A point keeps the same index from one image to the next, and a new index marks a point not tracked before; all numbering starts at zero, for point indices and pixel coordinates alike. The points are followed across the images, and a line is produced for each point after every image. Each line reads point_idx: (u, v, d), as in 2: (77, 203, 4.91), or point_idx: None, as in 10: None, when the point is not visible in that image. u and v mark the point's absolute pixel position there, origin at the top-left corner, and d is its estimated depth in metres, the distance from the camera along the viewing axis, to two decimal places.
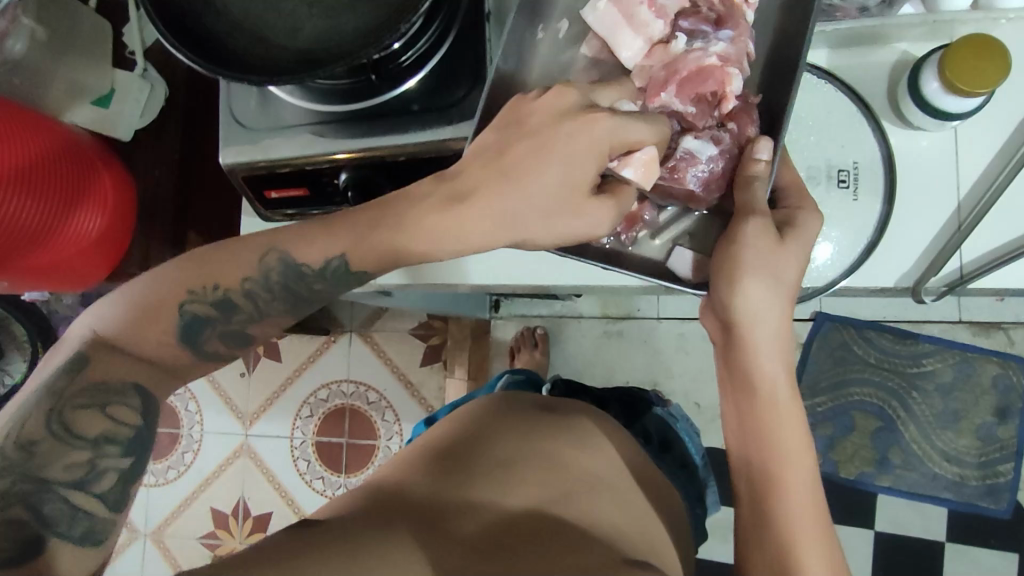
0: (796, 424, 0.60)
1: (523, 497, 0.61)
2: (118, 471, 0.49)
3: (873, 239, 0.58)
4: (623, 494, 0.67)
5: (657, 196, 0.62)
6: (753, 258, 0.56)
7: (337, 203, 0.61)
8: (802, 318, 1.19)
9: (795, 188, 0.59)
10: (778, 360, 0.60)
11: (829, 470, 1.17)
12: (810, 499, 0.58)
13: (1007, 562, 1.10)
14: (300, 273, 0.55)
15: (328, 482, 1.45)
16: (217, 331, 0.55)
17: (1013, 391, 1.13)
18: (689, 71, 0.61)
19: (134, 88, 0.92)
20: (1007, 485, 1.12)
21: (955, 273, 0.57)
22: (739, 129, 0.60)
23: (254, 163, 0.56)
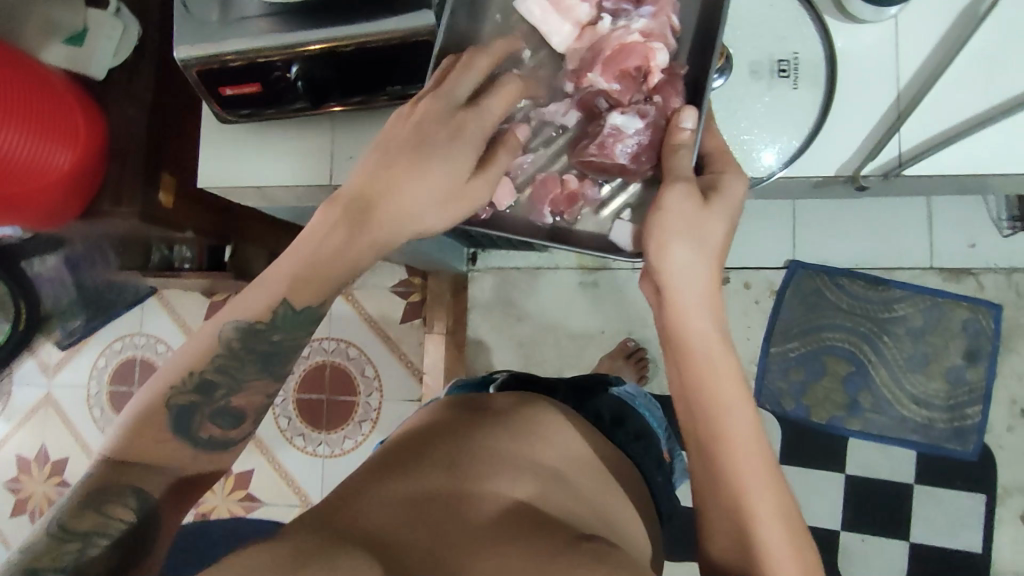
0: (732, 374, 0.64)
1: (486, 497, 0.65)
2: (106, 559, 0.54)
3: (813, 129, 0.62)
4: (574, 484, 0.72)
5: (594, 172, 0.65)
6: (680, 220, 0.60)
7: (292, 103, 0.62)
8: (776, 266, 1.21)
9: (719, 153, 0.63)
10: (707, 319, 0.64)
11: (800, 415, 1.18)
12: (754, 446, 0.63)
13: (975, 502, 1.12)
14: (253, 329, 0.61)
15: (309, 438, 1.45)
16: (204, 413, 0.60)
17: (981, 334, 1.14)
18: (612, 50, 0.64)
19: (107, 26, 0.93)
20: (975, 427, 1.13)
21: (893, 159, 0.62)
22: (664, 102, 0.63)
23: (207, 56, 0.57)
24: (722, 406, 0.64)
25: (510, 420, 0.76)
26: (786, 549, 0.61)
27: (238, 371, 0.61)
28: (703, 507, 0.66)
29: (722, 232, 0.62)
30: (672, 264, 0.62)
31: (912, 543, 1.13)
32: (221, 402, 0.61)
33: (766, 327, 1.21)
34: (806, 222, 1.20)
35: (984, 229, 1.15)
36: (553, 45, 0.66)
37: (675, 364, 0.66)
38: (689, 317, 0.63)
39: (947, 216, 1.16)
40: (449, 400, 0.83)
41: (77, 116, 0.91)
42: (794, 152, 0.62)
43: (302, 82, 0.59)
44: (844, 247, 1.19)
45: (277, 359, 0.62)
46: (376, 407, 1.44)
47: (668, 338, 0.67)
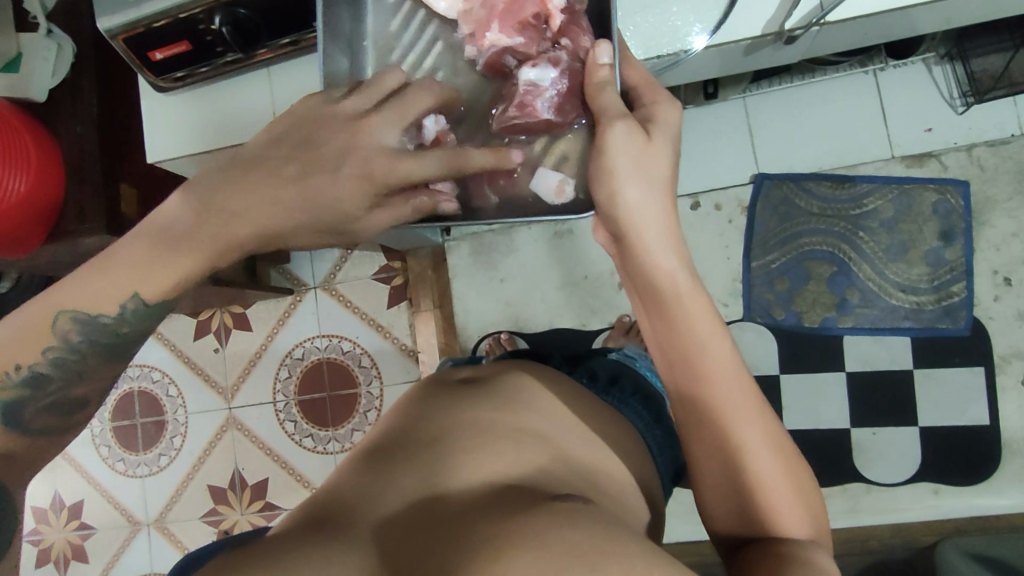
0: (701, 306, 0.64)
1: (466, 465, 0.63)
2: None
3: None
4: (566, 443, 0.71)
5: (522, 132, 0.65)
6: (627, 158, 0.60)
7: (222, 55, 0.65)
8: (742, 182, 1.22)
9: (642, 84, 0.64)
10: (670, 255, 0.64)
11: (792, 323, 1.19)
12: (734, 374, 0.64)
13: (975, 376, 1.14)
14: (99, 324, 0.58)
15: (318, 437, 1.46)
16: (40, 406, 0.58)
17: (953, 213, 1.16)
18: (505, 4, 0.64)
19: (42, 48, 0.94)
20: (963, 303, 1.15)
21: (815, 8, 0.61)
22: (573, 44, 0.64)
23: (131, 23, 0.61)
24: (702, 344, 0.63)
25: (496, 394, 0.75)
26: (779, 474, 0.61)
27: (78, 363, 0.59)
28: (691, 447, 0.65)
29: (668, 160, 0.62)
30: (626, 205, 0.62)
31: (922, 428, 1.15)
32: (61, 393, 0.59)
33: (743, 243, 1.21)
34: (765, 135, 1.21)
35: (938, 110, 1.17)
36: (442, 12, 0.67)
37: (650, 304, 0.66)
38: (656, 259, 0.63)
39: (900, 101, 1.18)
40: (430, 382, 0.83)
41: (24, 139, 0.91)
42: (719, 20, 0.62)
43: (225, 30, 0.61)
44: (803, 152, 1.20)
45: (118, 349, 0.61)
46: (378, 394, 1.44)
47: (636, 281, 0.66)
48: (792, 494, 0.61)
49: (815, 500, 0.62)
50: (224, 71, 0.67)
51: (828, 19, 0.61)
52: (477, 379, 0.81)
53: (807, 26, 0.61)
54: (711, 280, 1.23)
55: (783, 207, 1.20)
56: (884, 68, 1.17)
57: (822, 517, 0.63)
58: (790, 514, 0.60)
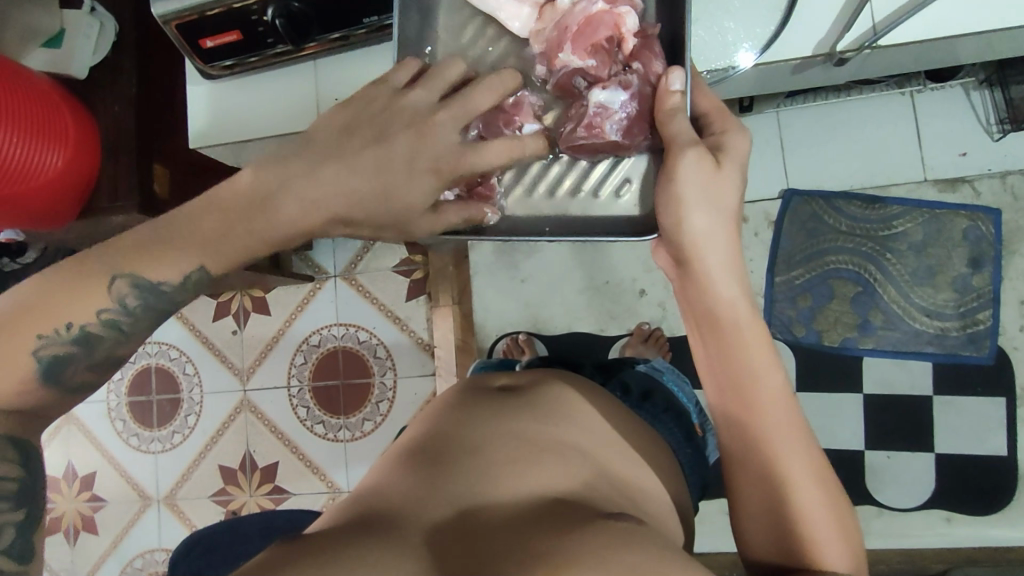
0: (760, 339, 0.65)
1: (510, 477, 0.64)
2: (15, 524, 0.53)
3: (786, 12, 0.61)
4: (605, 460, 0.71)
5: (587, 153, 0.64)
6: (695, 186, 0.60)
7: (272, 46, 0.65)
8: (771, 197, 1.21)
9: (713, 112, 0.65)
10: (733, 284, 0.64)
11: (813, 341, 1.18)
12: (785, 407, 0.64)
13: (995, 406, 1.13)
14: (159, 292, 0.59)
15: (329, 425, 1.47)
16: (82, 364, 0.58)
17: (984, 240, 1.14)
18: (579, 24, 0.62)
19: (84, 24, 0.95)
20: (988, 331, 1.14)
21: (867, 31, 0.60)
22: (645, 68, 0.62)
23: (184, 10, 0.60)
24: (755, 373, 0.64)
25: (534, 405, 0.76)
26: (820, 506, 0.61)
27: (129, 327, 0.59)
28: (734, 474, 0.65)
29: (735, 193, 0.63)
30: (692, 232, 0.62)
31: (937, 454, 1.14)
32: (103, 354, 0.60)
33: (768, 259, 1.21)
34: (796, 151, 1.20)
35: (974, 135, 1.15)
36: (515, 30, 0.65)
37: (704, 327, 0.66)
38: (714, 284, 0.64)
39: (937, 124, 1.16)
40: (465, 387, 0.84)
41: (65, 115, 0.92)
42: (771, 38, 0.61)
43: (279, 22, 0.62)
44: (835, 170, 1.19)
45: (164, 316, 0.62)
46: (392, 386, 1.45)
47: (695, 310, 0.67)
48: (833, 527, 0.61)
49: (854, 534, 0.62)
50: (272, 61, 0.67)
51: (880, 43, 0.61)
52: (515, 387, 0.82)
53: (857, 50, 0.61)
54: None
55: (818, 226, 1.19)
56: (922, 90, 1.16)
57: (860, 550, 0.63)
58: (830, 549, 0.59)
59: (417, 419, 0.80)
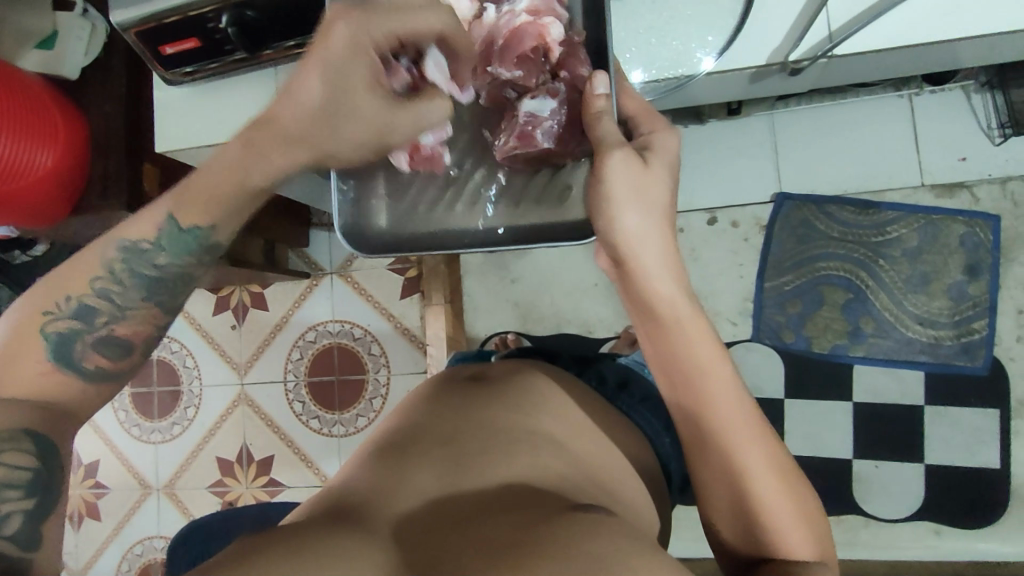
0: (701, 331, 0.65)
1: (483, 463, 0.66)
2: (24, 511, 0.49)
3: (741, 19, 0.61)
4: (578, 448, 0.72)
5: (522, 160, 0.68)
6: (625, 186, 0.63)
7: (230, 53, 0.66)
8: (763, 200, 1.19)
9: (641, 114, 0.66)
10: (671, 280, 0.65)
11: (802, 347, 1.17)
12: (735, 399, 0.64)
13: (988, 418, 1.10)
14: (139, 249, 0.61)
15: (324, 420, 1.49)
16: (89, 343, 0.58)
17: (981, 247, 1.12)
18: (504, 37, 0.65)
19: (76, 26, 0.97)
20: (983, 341, 1.11)
21: (824, 40, 0.60)
22: (572, 75, 0.65)
23: (144, 17, 0.62)
24: (702, 366, 0.64)
25: (508, 396, 0.77)
26: (782, 494, 0.61)
27: (122, 299, 0.60)
28: (697, 472, 0.65)
29: (665, 186, 0.65)
30: (623, 231, 0.64)
31: (927, 465, 1.12)
32: (105, 330, 0.59)
33: (759, 264, 1.19)
34: (789, 153, 1.18)
35: (973, 139, 1.12)
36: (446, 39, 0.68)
37: (649, 326, 0.67)
38: (653, 284, 0.65)
39: (936, 128, 1.13)
40: (439, 379, 0.85)
41: (52, 113, 0.94)
42: (727, 43, 0.61)
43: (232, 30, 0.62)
44: (830, 173, 1.17)
45: (164, 284, 0.62)
46: (385, 382, 1.46)
47: (638, 307, 0.67)
48: (795, 515, 0.60)
49: (820, 520, 0.62)
50: (233, 69, 0.68)
51: (837, 51, 0.60)
52: (485, 377, 0.83)
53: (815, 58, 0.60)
54: (722, 297, 1.20)
55: (801, 228, 1.17)
56: (921, 92, 1.13)
57: (828, 535, 0.62)
58: (796, 535, 0.60)
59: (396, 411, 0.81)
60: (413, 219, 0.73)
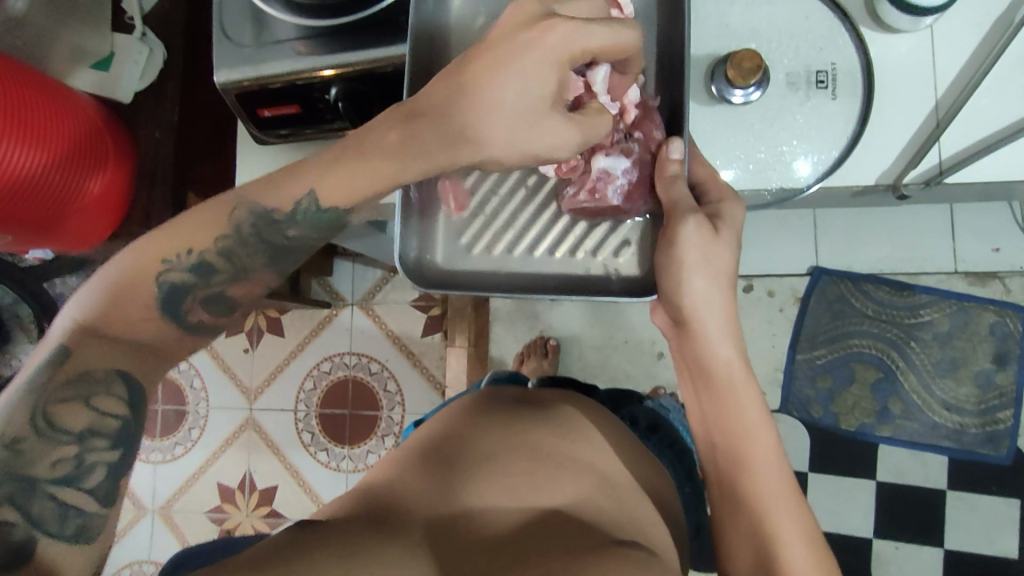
0: (751, 396, 0.66)
1: (518, 492, 0.62)
2: (107, 464, 0.50)
3: (856, 132, 0.66)
4: (617, 483, 0.68)
5: (588, 214, 0.69)
6: (695, 251, 0.63)
7: (329, 121, 0.67)
8: (798, 273, 1.20)
9: (712, 181, 0.67)
10: (730, 344, 0.67)
11: (829, 422, 1.17)
12: (775, 464, 0.64)
13: (1008, 508, 1.12)
14: (269, 218, 0.57)
15: (332, 453, 1.46)
16: (199, 298, 0.56)
17: (1010, 338, 1.14)
18: None
19: (133, 50, 0.96)
20: (1007, 432, 1.13)
21: (934, 168, 0.66)
22: (646, 136, 0.66)
23: (245, 81, 0.62)
24: (748, 430, 0.65)
25: (553, 419, 0.72)
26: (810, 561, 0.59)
27: (245, 260, 0.57)
28: (723, 528, 0.65)
29: (731, 256, 0.65)
30: (691, 294, 0.65)
31: (946, 549, 1.13)
32: (219, 288, 0.57)
33: (791, 335, 1.20)
34: (829, 229, 1.19)
35: (1010, 232, 1.14)
36: None
37: (700, 382, 0.68)
38: (713, 346, 0.66)
39: (973, 217, 1.15)
40: (486, 390, 0.81)
41: (105, 138, 0.91)
42: (836, 162, 0.67)
43: (340, 103, 0.63)
44: (867, 253, 1.18)
45: (288, 256, 0.59)
46: (399, 421, 1.44)
47: (693, 369, 0.69)
48: None
49: None
50: (326, 133, 0.70)
51: (946, 179, 0.66)
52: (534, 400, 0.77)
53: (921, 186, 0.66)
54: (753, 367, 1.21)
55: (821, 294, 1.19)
56: None
57: None
58: None
59: (436, 415, 0.77)
60: (470, 257, 0.72)
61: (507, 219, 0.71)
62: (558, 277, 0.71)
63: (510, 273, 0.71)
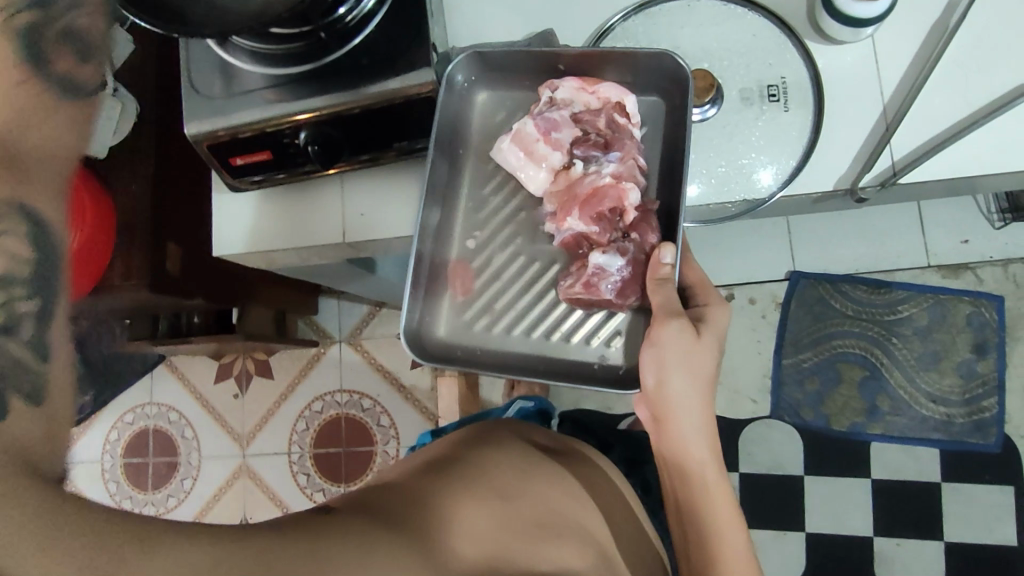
0: (723, 497, 0.70)
1: (525, 537, 0.63)
2: None
3: (809, 143, 0.69)
4: (606, 543, 0.70)
5: (582, 304, 0.69)
6: (678, 353, 0.64)
7: (302, 165, 0.68)
8: (778, 278, 1.22)
9: (699, 285, 0.70)
10: (706, 445, 0.68)
11: (820, 424, 1.19)
12: (744, 562, 0.69)
13: (1003, 495, 1.13)
14: None
15: (330, 493, 1.45)
16: None
17: (987, 327, 1.16)
18: (587, 192, 0.68)
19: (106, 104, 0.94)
20: (994, 419, 1.14)
21: (888, 171, 0.68)
22: (641, 239, 0.68)
23: (215, 131, 0.63)
24: (720, 529, 0.69)
25: (555, 470, 0.74)
26: None
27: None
28: None
29: (713, 359, 0.66)
30: (672, 394, 0.65)
31: (947, 542, 1.13)
32: None
33: (775, 341, 1.21)
34: (803, 232, 1.21)
35: (977, 222, 1.17)
36: (530, 189, 0.70)
37: (678, 479, 0.70)
38: (688, 446, 0.68)
39: (941, 211, 1.18)
40: (488, 424, 0.81)
41: (81, 195, 0.92)
42: (790, 174, 0.68)
43: (309, 146, 0.64)
44: (842, 254, 1.20)
45: None
46: (394, 455, 1.43)
47: (671, 464, 0.70)
48: None
49: None
50: (301, 178, 0.70)
51: (900, 181, 0.67)
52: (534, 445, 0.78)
53: (878, 186, 0.68)
54: (741, 374, 1.22)
55: (819, 331, 1.20)
56: None
57: None
58: None
59: (436, 442, 0.77)
60: (470, 335, 0.71)
61: (502, 294, 0.71)
62: (547, 364, 0.70)
63: (505, 358, 0.70)
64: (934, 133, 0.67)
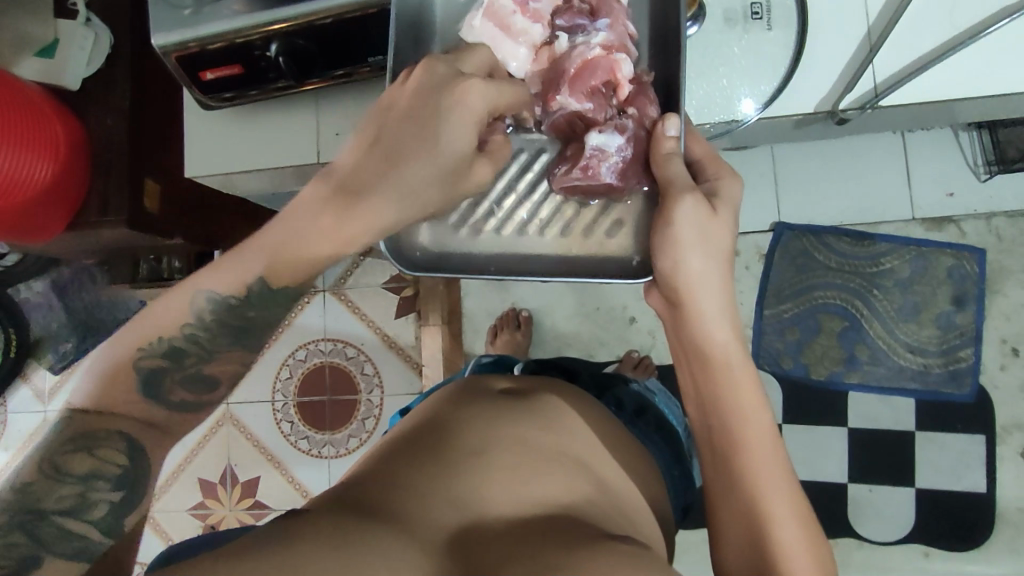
0: (748, 383, 0.67)
1: (509, 488, 0.59)
2: (110, 502, 0.54)
3: (789, 67, 0.72)
4: (604, 476, 0.65)
5: (580, 192, 0.69)
6: (692, 228, 0.63)
7: (273, 80, 0.72)
8: (762, 230, 1.22)
9: (708, 158, 0.69)
10: (726, 327, 0.67)
11: (799, 373, 1.20)
12: (771, 451, 0.65)
13: (974, 444, 1.15)
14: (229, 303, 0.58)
15: (313, 440, 1.46)
16: (175, 379, 0.58)
17: (967, 279, 1.16)
18: (576, 68, 0.68)
19: (78, 35, 0.93)
20: (969, 369, 1.16)
21: (870, 92, 0.71)
22: (640, 113, 0.67)
23: (186, 43, 0.66)
24: (743, 417, 0.66)
25: (537, 410, 0.68)
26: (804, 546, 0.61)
27: (210, 343, 0.58)
28: (718, 511, 0.66)
29: (728, 235, 0.66)
30: (688, 273, 0.65)
31: (918, 489, 1.16)
32: (194, 368, 0.58)
33: (757, 293, 1.22)
34: (788, 184, 1.21)
35: (962, 173, 1.17)
36: (513, 70, 0.70)
37: (696, 368, 0.68)
38: (707, 328, 0.66)
39: (926, 162, 1.18)
40: (467, 381, 0.76)
41: (53, 126, 0.89)
42: (769, 97, 0.72)
43: (279, 58, 0.68)
44: (826, 206, 1.20)
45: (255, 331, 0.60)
46: (378, 403, 1.44)
47: (686, 351, 0.69)
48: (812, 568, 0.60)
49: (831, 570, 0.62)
50: (272, 94, 0.74)
51: (881, 103, 0.71)
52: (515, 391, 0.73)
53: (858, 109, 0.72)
54: None
55: (808, 260, 1.20)
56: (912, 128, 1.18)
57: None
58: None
59: (413, 412, 0.73)
60: (454, 238, 0.72)
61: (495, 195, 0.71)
62: (548, 256, 0.71)
63: (501, 254, 0.71)
64: (913, 58, 0.71)
